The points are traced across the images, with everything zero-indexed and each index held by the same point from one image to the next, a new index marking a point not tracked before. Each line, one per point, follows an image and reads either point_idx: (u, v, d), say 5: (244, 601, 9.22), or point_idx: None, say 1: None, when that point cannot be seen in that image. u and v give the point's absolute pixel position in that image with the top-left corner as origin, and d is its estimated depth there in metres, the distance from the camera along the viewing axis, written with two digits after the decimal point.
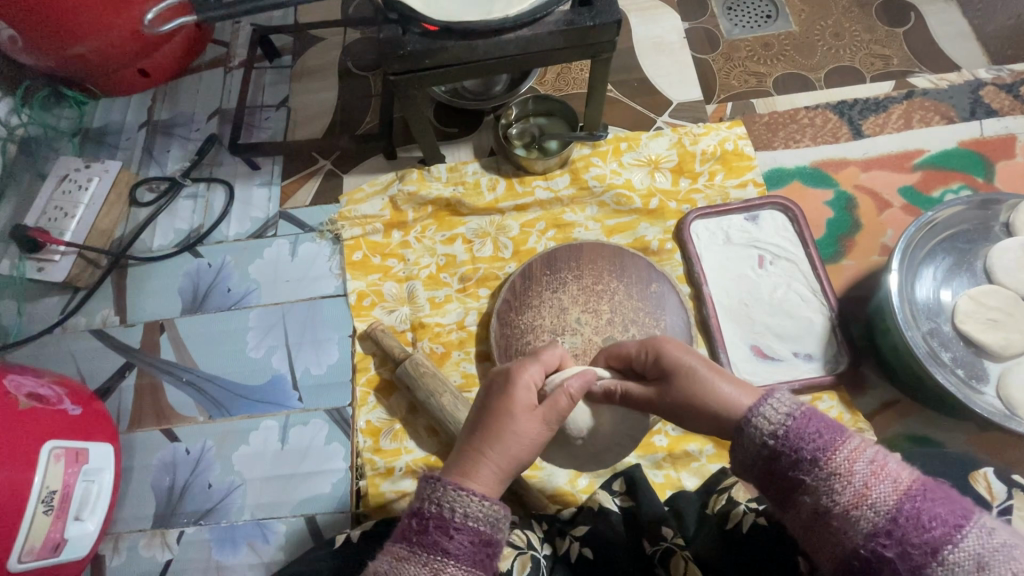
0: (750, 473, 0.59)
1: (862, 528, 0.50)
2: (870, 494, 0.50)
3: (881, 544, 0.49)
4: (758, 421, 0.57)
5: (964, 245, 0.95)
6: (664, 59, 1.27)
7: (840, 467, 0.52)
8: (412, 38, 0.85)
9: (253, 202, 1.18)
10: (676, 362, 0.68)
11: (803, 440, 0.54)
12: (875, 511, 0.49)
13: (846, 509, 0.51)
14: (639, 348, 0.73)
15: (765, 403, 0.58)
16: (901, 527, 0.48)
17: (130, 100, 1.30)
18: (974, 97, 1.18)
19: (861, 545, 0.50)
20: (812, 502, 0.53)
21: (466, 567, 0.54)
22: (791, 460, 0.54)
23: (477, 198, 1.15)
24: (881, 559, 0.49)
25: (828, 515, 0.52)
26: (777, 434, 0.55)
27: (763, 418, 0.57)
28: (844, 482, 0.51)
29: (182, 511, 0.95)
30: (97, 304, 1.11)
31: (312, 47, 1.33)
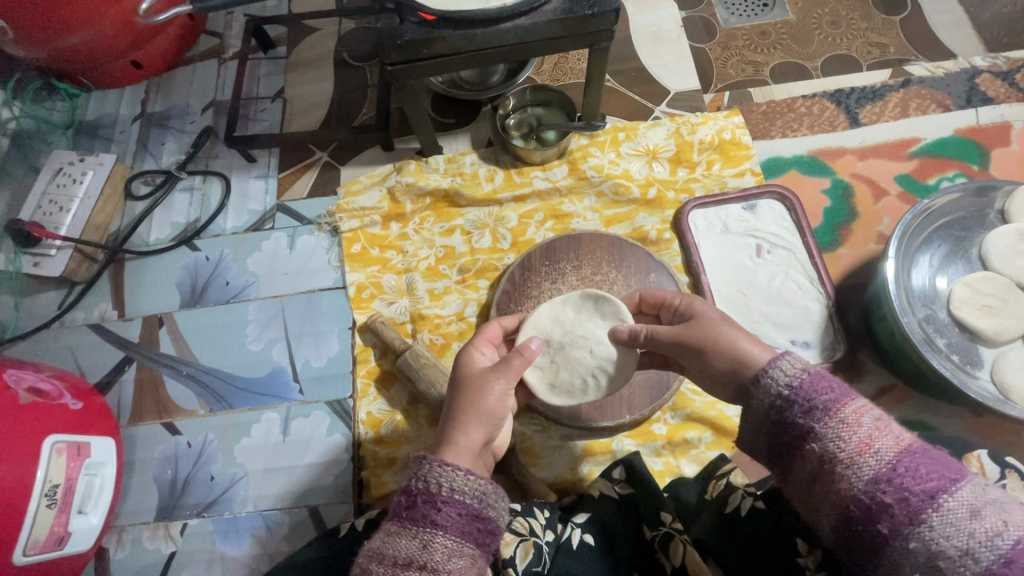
0: (758, 427, 0.59)
1: (863, 474, 0.51)
2: (874, 445, 0.51)
3: (881, 491, 0.50)
4: (775, 373, 0.58)
5: (959, 232, 0.96)
6: (662, 48, 1.27)
7: (848, 419, 0.53)
8: (410, 27, 0.84)
9: (250, 195, 1.18)
10: (701, 314, 0.71)
11: (816, 392, 0.55)
12: (877, 459, 0.51)
13: (848, 457, 0.52)
14: (675, 297, 0.77)
15: (782, 358, 0.59)
16: (899, 475, 0.50)
17: (123, 91, 1.29)
18: (970, 85, 1.18)
19: (860, 491, 0.51)
20: (818, 450, 0.53)
21: (455, 537, 0.59)
22: (803, 409, 0.55)
23: (475, 188, 1.14)
24: (879, 505, 0.50)
25: (832, 464, 0.53)
26: (791, 385, 0.56)
27: (780, 371, 0.58)
28: (849, 432, 0.53)
29: (185, 503, 0.96)
30: (95, 298, 1.11)
31: (307, 38, 1.32)
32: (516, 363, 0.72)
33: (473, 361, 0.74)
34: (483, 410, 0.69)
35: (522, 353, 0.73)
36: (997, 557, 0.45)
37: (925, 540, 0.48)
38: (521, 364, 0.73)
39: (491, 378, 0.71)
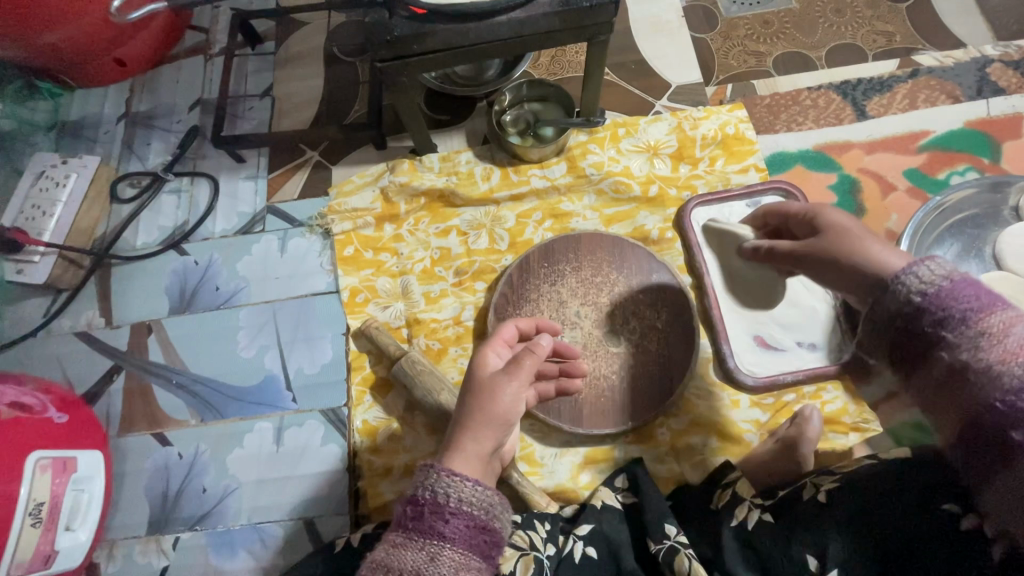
0: (886, 330, 0.59)
1: (1005, 384, 0.50)
2: (1022, 354, 0.50)
3: (1020, 399, 0.49)
4: (908, 280, 0.57)
5: (973, 230, 0.93)
6: (662, 40, 1.23)
7: (992, 330, 0.51)
8: (400, 22, 0.80)
9: (239, 196, 1.14)
10: (829, 224, 0.70)
11: (956, 300, 0.53)
12: (1021, 368, 0.49)
13: (989, 365, 0.51)
14: (801, 209, 0.76)
15: (921, 263, 0.57)
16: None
17: (107, 90, 1.24)
18: (980, 75, 1.15)
19: (1000, 400, 0.50)
20: (951, 359, 0.53)
21: (462, 549, 0.60)
22: (936, 317, 0.54)
23: (471, 188, 1.11)
24: (1018, 412, 0.49)
25: (965, 371, 0.52)
26: (927, 292, 0.55)
27: (915, 277, 0.57)
28: (992, 343, 0.51)
29: (177, 516, 0.93)
30: (81, 306, 1.07)
31: (296, 31, 1.27)
32: (526, 363, 0.71)
33: (486, 363, 0.72)
34: (489, 412, 0.67)
35: (532, 353, 0.72)
36: None
37: None
38: (532, 364, 0.71)
39: (502, 380, 0.69)
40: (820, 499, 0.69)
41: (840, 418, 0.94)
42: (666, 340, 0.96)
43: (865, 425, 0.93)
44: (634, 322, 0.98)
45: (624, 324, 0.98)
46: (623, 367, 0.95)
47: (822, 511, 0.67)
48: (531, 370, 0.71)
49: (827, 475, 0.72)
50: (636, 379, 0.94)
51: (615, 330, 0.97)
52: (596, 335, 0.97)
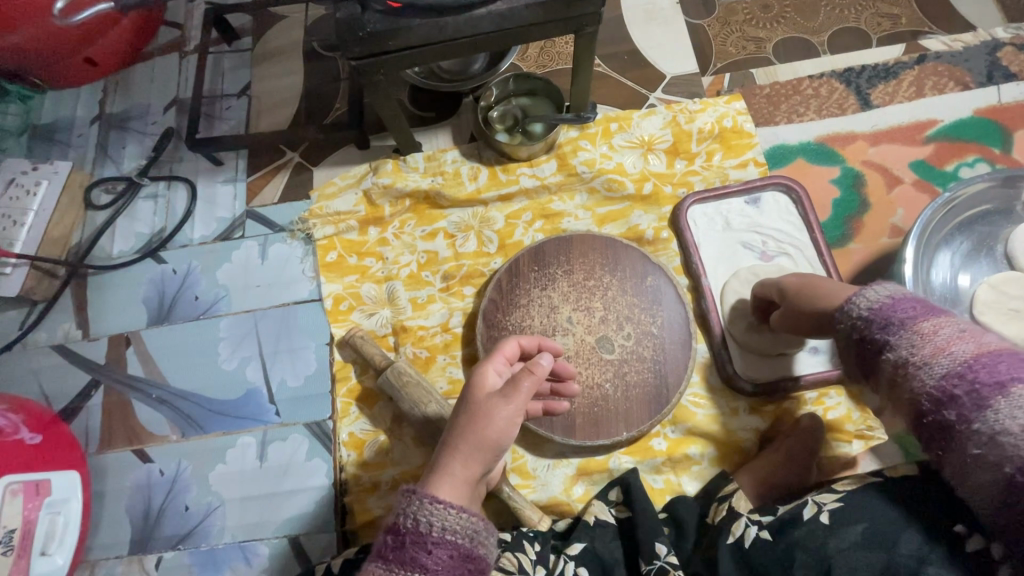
0: (846, 347, 0.62)
1: (936, 371, 0.52)
2: (949, 348, 0.52)
3: (952, 384, 0.51)
4: (857, 301, 0.61)
5: (985, 227, 0.90)
6: (656, 28, 1.18)
7: (924, 330, 0.54)
8: (373, 17, 0.75)
9: (218, 201, 1.10)
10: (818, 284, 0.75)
11: (894, 311, 0.57)
12: (949, 359, 0.52)
13: (921, 359, 0.53)
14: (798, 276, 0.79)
15: (870, 287, 0.62)
16: (975, 370, 0.50)
17: (80, 91, 1.19)
18: (990, 60, 1.09)
19: (933, 387, 0.52)
20: (893, 357, 0.56)
21: None
22: (880, 325, 0.58)
23: (458, 188, 1.06)
24: (950, 397, 0.51)
25: (905, 366, 0.54)
26: (872, 308, 0.59)
27: (862, 299, 0.61)
28: (924, 340, 0.54)
29: (159, 536, 0.91)
30: (57, 318, 1.04)
31: (274, 26, 1.22)
32: (525, 386, 0.67)
33: (486, 381, 0.69)
34: (475, 433, 0.64)
35: (532, 373, 0.68)
36: None
37: (990, 422, 0.49)
38: (531, 386, 0.67)
39: (497, 402, 0.65)
40: (823, 520, 0.66)
41: (844, 426, 0.90)
42: (662, 347, 0.92)
43: (868, 432, 0.90)
44: (628, 328, 0.93)
45: (618, 330, 0.94)
46: (617, 375, 0.91)
47: (825, 533, 0.64)
48: (530, 392, 0.67)
49: (828, 492, 0.69)
50: (631, 388, 0.90)
51: (609, 337, 0.93)
52: (589, 343, 0.93)
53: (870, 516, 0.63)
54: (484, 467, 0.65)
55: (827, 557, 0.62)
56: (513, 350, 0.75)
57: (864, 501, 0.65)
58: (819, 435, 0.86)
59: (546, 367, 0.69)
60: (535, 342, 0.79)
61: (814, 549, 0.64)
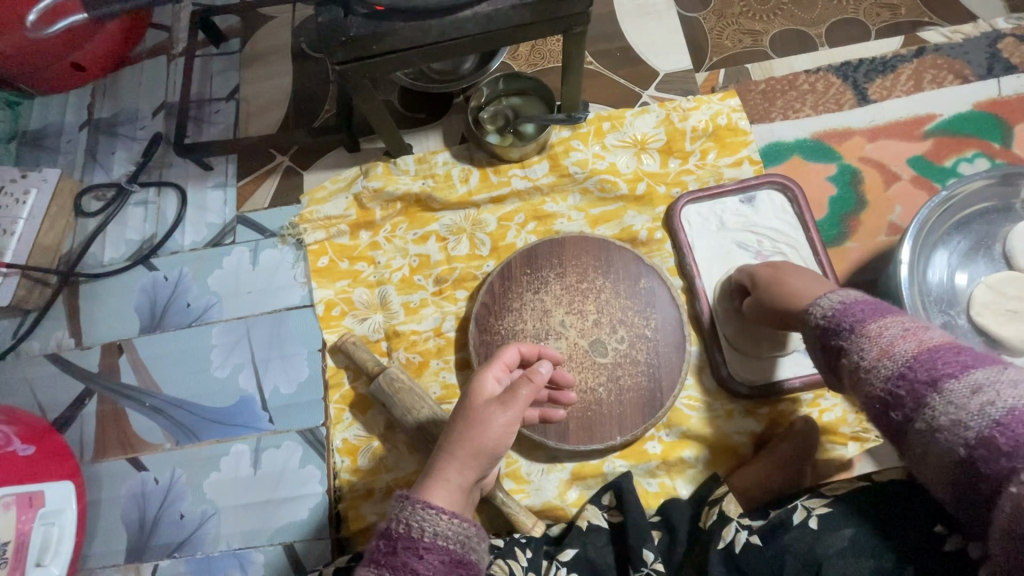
0: (813, 356, 0.66)
1: (881, 373, 0.54)
2: (893, 348, 0.54)
3: (896, 384, 0.53)
4: (817, 307, 0.65)
5: (982, 226, 0.89)
6: (649, 23, 1.16)
7: (871, 333, 0.57)
8: (357, 21, 0.74)
9: (208, 207, 1.09)
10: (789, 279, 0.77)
11: (847, 316, 0.60)
12: (892, 359, 0.54)
13: (869, 361, 0.55)
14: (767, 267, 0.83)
15: (827, 295, 0.65)
16: (915, 369, 0.52)
17: (68, 96, 1.18)
18: (991, 52, 1.07)
19: (881, 388, 0.54)
20: (848, 361, 0.58)
21: None
22: (834, 330, 0.61)
23: (449, 191, 1.05)
24: (895, 397, 0.53)
25: (856, 370, 0.57)
26: (828, 315, 0.63)
27: (820, 306, 0.65)
28: (871, 341, 0.56)
29: (155, 544, 0.91)
30: (50, 327, 1.03)
31: (262, 27, 1.20)
32: (523, 393, 0.66)
33: (482, 390, 0.68)
34: (463, 443, 0.63)
35: (530, 381, 0.67)
36: (987, 423, 0.46)
37: (930, 419, 0.50)
38: (529, 393, 0.66)
39: (495, 409, 0.65)
40: (813, 526, 0.65)
41: (838, 429, 0.89)
42: (655, 349, 0.91)
43: (864, 434, 0.89)
44: (621, 331, 0.93)
45: (611, 333, 0.93)
46: (610, 379, 0.90)
47: (814, 538, 0.64)
48: (528, 399, 0.66)
49: (817, 496, 0.69)
50: (624, 391, 0.90)
51: (602, 341, 0.92)
52: (582, 347, 0.92)
53: (860, 522, 0.63)
54: (474, 477, 0.64)
55: (817, 561, 0.62)
56: (512, 358, 0.74)
57: (856, 506, 0.65)
58: (810, 440, 0.85)
59: (545, 375, 0.67)
60: (534, 351, 0.78)
61: (804, 554, 0.63)
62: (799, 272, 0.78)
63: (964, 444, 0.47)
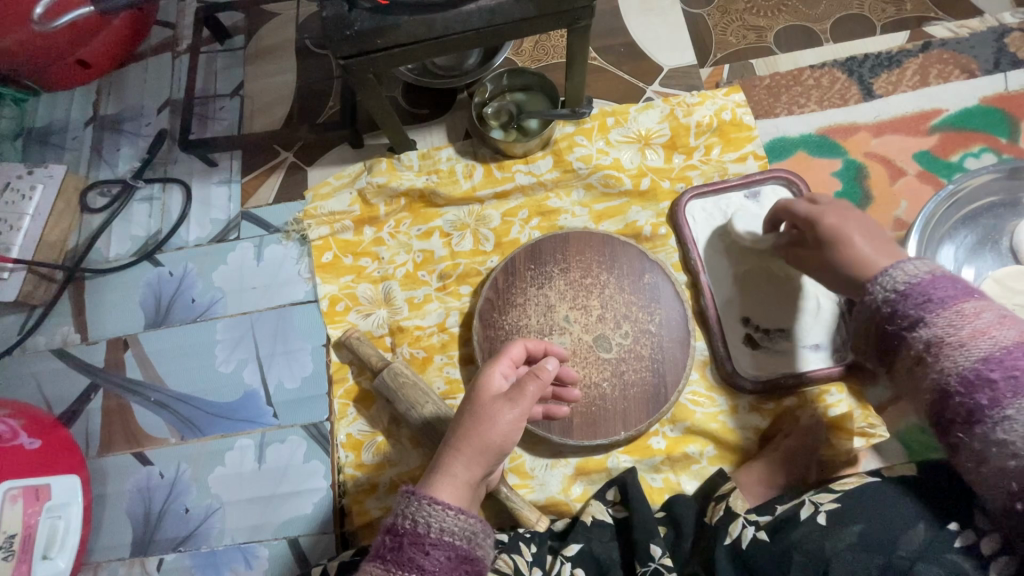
0: (866, 321, 0.63)
1: (974, 353, 0.53)
2: (990, 331, 0.54)
3: (990, 367, 0.52)
4: (891, 275, 0.62)
5: (989, 220, 0.88)
6: (652, 19, 1.15)
7: (965, 311, 0.55)
8: (361, 15, 0.74)
9: (213, 202, 1.09)
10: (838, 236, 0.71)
11: (933, 289, 0.58)
12: (989, 343, 0.53)
13: (959, 339, 0.54)
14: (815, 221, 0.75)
15: (905, 263, 0.62)
16: (1012, 357, 0.52)
17: (73, 93, 1.18)
18: (998, 46, 1.06)
19: (967, 367, 0.53)
20: (925, 335, 0.56)
21: None
22: (917, 301, 0.58)
23: (453, 186, 1.05)
24: (983, 379, 0.52)
25: (940, 345, 0.55)
26: (909, 282, 0.60)
27: (892, 277, 0.61)
28: (964, 321, 0.55)
29: (160, 538, 0.91)
30: (56, 322, 1.04)
31: (266, 24, 1.21)
32: (530, 389, 0.66)
33: (489, 385, 0.68)
34: (471, 438, 0.63)
35: (538, 377, 0.67)
36: None
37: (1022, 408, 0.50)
38: (536, 390, 0.66)
39: (503, 405, 0.65)
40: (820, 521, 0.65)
41: (846, 424, 0.89)
42: (660, 344, 0.91)
43: (870, 430, 0.89)
44: (626, 326, 0.92)
45: (616, 328, 0.93)
46: (615, 374, 0.90)
47: (822, 533, 0.64)
48: (535, 395, 0.67)
49: (825, 492, 0.69)
50: (629, 387, 0.89)
51: (607, 336, 0.92)
52: (586, 342, 0.92)
53: (867, 516, 0.63)
54: (481, 471, 0.64)
55: (825, 558, 0.62)
56: (519, 353, 0.74)
57: (863, 500, 0.64)
58: (816, 435, 0.85)
59: (553, 373, 0.68)
60: (541, 346, 0.78)
61: (811, 549, 0.63)
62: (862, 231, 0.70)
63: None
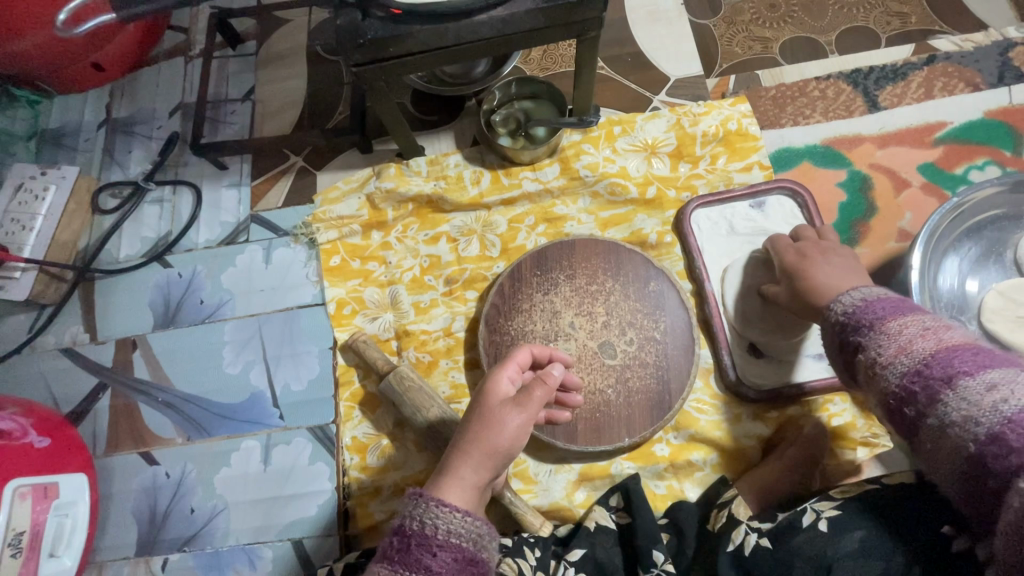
0: (832, 351, 0.66)
1: (897, 371, 0.55)
2: (911, 346, 0.55)
3: (911, 381, 0.54)
4: (836, 305, 0.66)
5: (994, 233, 0.89)
6: (660, 29, 1.17)
7: (890, 330, 0.58)
8: (374, 23, 0.75)
9: (223, 205, 1.11)
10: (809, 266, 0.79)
11: (867, 313, 0.61)
12: (908, 358, 0.55)
13: (886, 358, 0.57)
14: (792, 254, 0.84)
15: (848, 293, 0.66)
16: (930, 368, 0.53)
17: (87, 95, 1.20)
18: (1002, 60, 1.07)
19: (896, 384, 0.55)
20: (863, 358, 0.59)
21: None
22: (854, 327, 0.62)
23: (460, 192, 1.06)
24: (909, 393, 0.54)
25: (872, 367, 0.58)
26: (848, 312, 0.64)
27: (840, 304, 0.66)
28: (889, 339, 0.57)
29: (165, 538, 0.92)
30: (65, 321, 1.05)
31: (278, 29, 1.22)
32: (538, 395, 0.67)
33: (498, 389, 0.69)
34: (477, 444, 0.64)
35: (544, 383, 0.68)
36: (999, 419, 0.48)
37: (942, 416, 0.51)
38: (543, 395, 0.68)
39: (510, 410, 0.66)
40: (823, 529, 0.65)
41: (849, 433, 0.90)
42: (664, 352, 0.92)
43: (873, 440, 0.89)
44: (631, 333, 0.93)
45: (620, 335, 0.93)
46: (619, 380, 0.91)
47: (826, 540, 0.64)
48: (542, 402, 0.68)
49: (828, 499, 0.69)
50: (634, 393, 0.90)
51: (612, 343, 0.93)
52: (591, 349, 0.92)
53: (869, 525, 0.63)
54: (490, 476, 0.65)
55: (828, 565, 0.62)
56: (525, 358, 0.75)
57: (866, 510, 0.65)
58: (819, 444, 0.86)
59: (560, 380, 0.69)
60: (546, 353, 0.79)
61: (815, 557, 0.64)
62: (823, 264, 0.78)
63: (973, 440, 0.49)
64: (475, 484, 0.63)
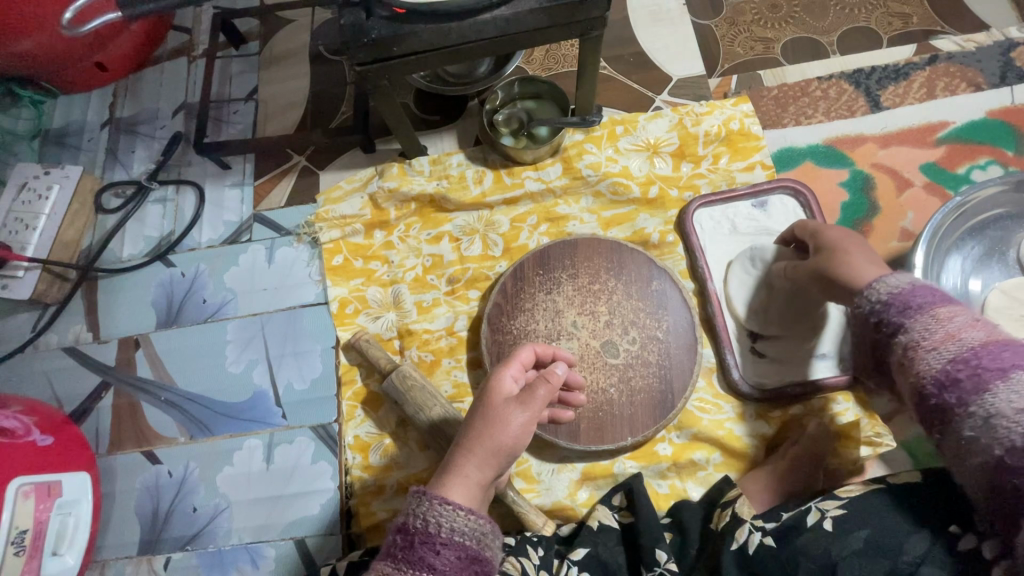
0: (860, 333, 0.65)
1: (944, 355, 0.54)
2: (960, 335, 0.54)
3: (957, 368, 0.53)
4: (875, 288, 0.63)
5: (997, 232, 0.89)
6: (662, 29, 1.17)
7: (939, 315, 0.56)
8: (377, 23, 0.75)
9: (225, 205, 1.11)
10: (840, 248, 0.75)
11: (913, 297, 0.59)
12: (958, 345, 0.54)
13: (931, 343, 0.55)
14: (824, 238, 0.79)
15: (887, 276, 0.63)
16: (980, 357, 0.53)
17: (90, 95, 1.20)
18: (1004, 60, 1.08)
19: (938, 369, 0.54)
20: (902, 340, 0.57)
21: None
22: (898, 309, 0.59)
23: (463, 192, 1.06)
24: (952, 379, 0.53)
25: (914, 349, 0.56)
26: (891, 292, 0.61)
27: (878, 288, 0.63)
28: (937, 325, 0.56)
29: (167, 536, 0.92)
30: (68, 320, 1.05)
31: (281, 30, 1.23)
32: (541, 393, 0.67)
33: (499, 387, 0.69)
34: (480, 442, 0.64)
35: (547, 381, 0.68)
36: None
37: (987, 405, 0.51)
38: (546, 393, 0.68)
39: (514, 409, 0.66)
40: (827, 528, 0.65)
41: (852, 433, 0.89)
42: (667, 351, 0.92)
43: (877, 439, 0.89)
44: (633, 332, 0.93)
45: (623, 334, 0.93)
46: (622, 379, 0.91)
47: (830, 540, 0.64)
48: (545, 400, 0.68)
49: (832, 498, 0.69)
50: (636, 392, 0.90)
51: (614, 341, 0.93)
52: (594, 348, 0.92)
53: (873, 524, 0.63)
54: (493, 474, 0.65)
55: (831, 564, 0.62)
56: (528, 357, 0.74)
57: (870, 508, 0.65)
58: (824, 442, 0.85)
59: (562, 378, 0.69)
60: (549, 352, 0.78)
61: (819, 556, 0.63)
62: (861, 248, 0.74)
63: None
64: (478, 482, 0.63)
